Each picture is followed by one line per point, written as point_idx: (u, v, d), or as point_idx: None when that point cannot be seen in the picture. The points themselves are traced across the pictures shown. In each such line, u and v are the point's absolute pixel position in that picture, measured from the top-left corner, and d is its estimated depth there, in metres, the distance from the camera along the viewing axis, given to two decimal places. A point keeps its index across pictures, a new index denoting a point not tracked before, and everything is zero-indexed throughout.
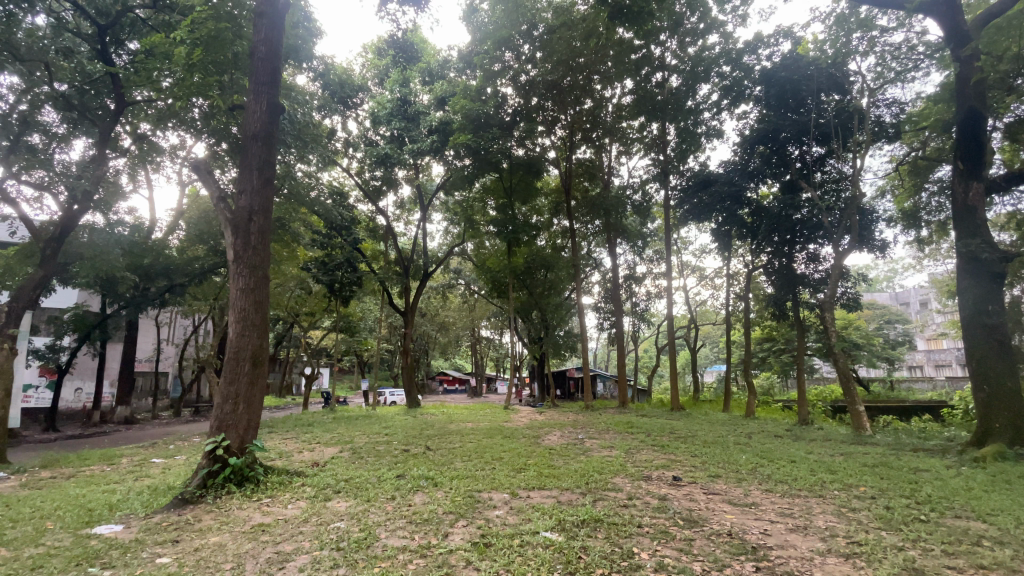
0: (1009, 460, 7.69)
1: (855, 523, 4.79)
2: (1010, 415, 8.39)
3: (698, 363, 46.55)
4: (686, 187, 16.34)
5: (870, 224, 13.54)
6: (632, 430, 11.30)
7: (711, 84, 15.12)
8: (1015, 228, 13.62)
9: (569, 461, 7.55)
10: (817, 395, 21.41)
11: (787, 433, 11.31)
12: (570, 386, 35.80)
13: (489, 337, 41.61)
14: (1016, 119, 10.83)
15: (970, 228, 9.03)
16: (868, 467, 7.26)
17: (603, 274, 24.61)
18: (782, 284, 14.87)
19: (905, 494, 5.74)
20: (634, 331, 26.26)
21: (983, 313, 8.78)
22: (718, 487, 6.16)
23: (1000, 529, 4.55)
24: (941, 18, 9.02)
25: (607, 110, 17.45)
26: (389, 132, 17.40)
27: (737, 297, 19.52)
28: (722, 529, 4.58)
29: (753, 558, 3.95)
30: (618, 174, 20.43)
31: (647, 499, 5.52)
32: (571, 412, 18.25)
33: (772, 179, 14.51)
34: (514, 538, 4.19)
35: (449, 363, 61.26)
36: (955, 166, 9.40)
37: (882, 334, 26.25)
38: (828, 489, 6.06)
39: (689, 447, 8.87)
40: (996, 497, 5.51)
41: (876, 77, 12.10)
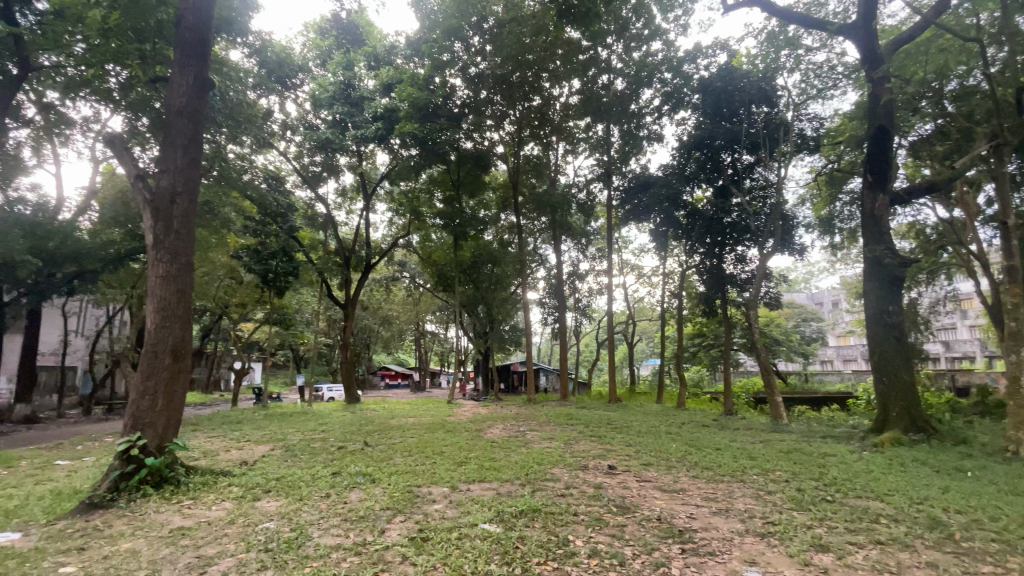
0: (903, 445, 8.60)
1: (771, 505, 5.18)
2: (905, 405, 9.36)
3: (636, 358, 48.17)
4: (628, 188, 16.97)
5: (792, 229, 14.62)
6: (572, 422, 11.61)
7: (654, 89, 15.81)
8: (912, 237, 15.26)
9: (510, 454, 7.61)
10: (742, 388, 22.88)
11: (714, 423, 12.01)
12: (514, 380, 36.19)
13: (434, 332, 41.15)
14: (918, 139, 12.04)
15: (876, 235, 9.96)
16: (783, 452, 7.88)
17: (549, 270, 24.94)
18: (713, 284, 15.71)
19: (814, 477, 6.30)
20: (577, 327, 26.81)
21: (885, 313, 9.72)
22: (650, 475, 6.45)
23: (894, 507, 5.08)
24: (857, 42, 9.85)
25: (555, 108, 17.62)
26: (331, 116, 16.75)
27: (672, 295, 20.46)
28: (653, 515, 4.81)
29: (679, 541, 4.19)
30: (564, 172, 20.70)
31: (584, 488, 5.69)
32: (514, 406, 18.39)
33: (707, 183, 15.26)
34: (453, 531, 4.19)
35: (393, 358, 60.19)
36: (865, 179, 10.29)
37: (800, 332, 28.53)
38: (748, 473, 6.53)
39: (624, 437, 9.23)
40: (892, 478, 6.16)
41: (800, 93, 13.05)
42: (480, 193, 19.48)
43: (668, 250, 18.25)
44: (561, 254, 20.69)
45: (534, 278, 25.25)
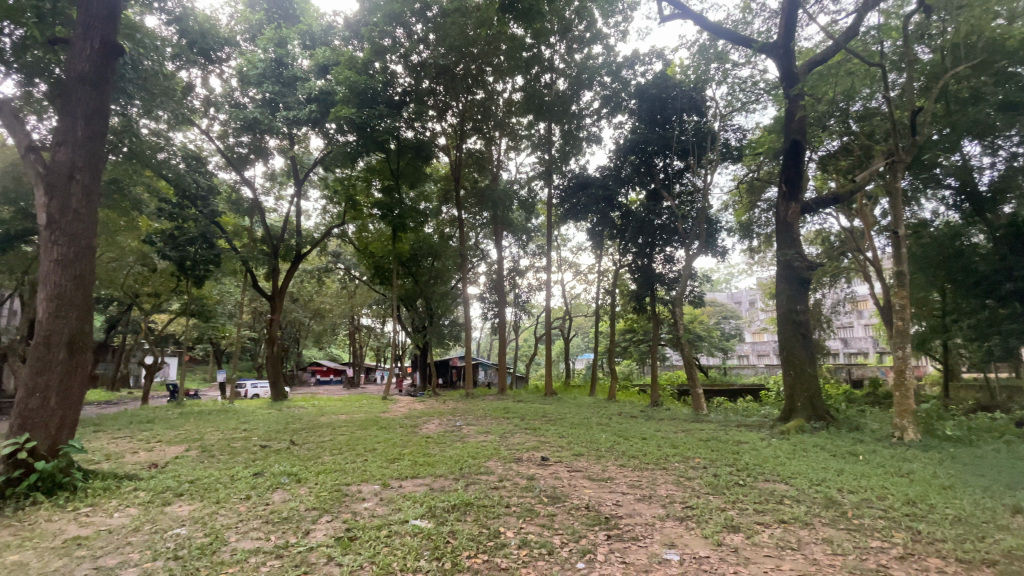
0: (806, 432, 9.47)
1: (690, 490, 5.53)
2: (808, 395, 10.30)
3: (572, 353, 49.40)
4: (568, 187, 17.37)
5: (716, 232, 15.61)
6: (508, 416, 11.75)
7: (593, 92, 16.27)
8: (819, 243, 16.79)
9: (444, 449, 7.58)
10: (669, 381, 24.17)
11: (642, 414, 12.61)
12: (452, 375, 35.96)
13: (369, 326, 40.00)
14: (826, 154, 13.22)
15: (787, 241, 10.84)
16: (702, 441, 8.43)
17: (489, 266, 24.95)
18: (644, 282, 16.44)
19: (729, 462, 6.81)
20: (516, 322, 27.04)
21: (794, 312, 10.62)
22: (580, 465, 6.67)
23: (796, 489, 5.60)
24: (777, 61, 10.62)
25: (497, 104, 17.59)
26: (260, 95, 15.76)
27: (606, 292, 21.19)
28: (581, 503, 4.98)
29: (605, 527, 4.37)
30: (506, 168, 20.75)
31: (516, 480, 5.79)
32: (452, 401, 18.30)
33: (640, 186, 15.97)
34: (382, 529, 4.11)
35: (324, 352, 57.80)
36: (780, 189, 11.17)
37: (721, 329, 30.60)
38: (670, 461, 6.93)
39: (558, 429, 9.47)
40: (794, 462, 6.79)
41: (727, 105, 13.93)
42: (421, 185, 19.12)
43: (604, 248, 18.86)
44: (501, 249, 20.78)
45: (474, 272, 25.16)
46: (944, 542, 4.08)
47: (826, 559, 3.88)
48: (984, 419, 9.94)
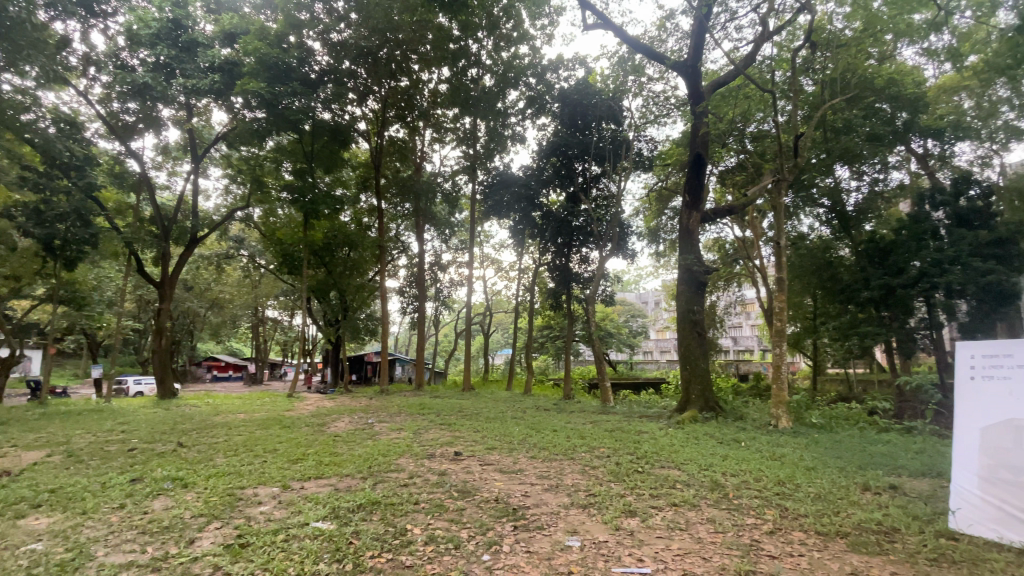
0: (698, 422, 10.37)
1: (594, 478, 5.83)
2: (701, 388, 11.28)
3: (492, 349, 49.72)
4: (491, 184, 17.49)
5: (628, 235, 16.52)
6: (422, 412, 11.60)
7: (519, 91, 16.51)
8: (716, 250, 18.38)
9: (353, 447, 7.32)
10: (581, 375, 25.22)
11: (554, 407, 13.05)
12: (367, 371, 34.68)
13: (276, 318, 37.44)
14: (724, 169, 14.47)
15: (689, 247, 11.72)
16: (607, 431, 8.92)
17: (409, 259, 24.34)
18: (561, 281, 17.00)
19: (630, 451, 7.28)
20: (435, 317, 26.68)
21: (691, 313, 11.52)
22: (493, 458, 6.77)
23: (687, 474, 6.12)
24: (687, 79, 11.43)
25: (422, 93, 17.22)
26: (153, 58, 14.14)
27: (526, 289, 21.58)
28: (491, 496, 5.06)
29: (512, 518, 4.48)
30: (429, 159, 20.37)
31: (426, 476, 5.75)
32: (365, 397, 17.69)
33: (560, 188, 16.43)
34: (278, 533, 3.90)
35: (223, 346, 53.12)
36: (684, 199, 12.07)
37: (629, 327, 32.47)
38: (577, 451, 7.26)
39: (472, 424, 9.53)
40: (686, 450, 7.41)
41: (642, 116, 14.77)
42: (337, 170, 18.24)
43: (524, 246, 19.22)
44: (422, 242, 20.40)
45: (394, 265, 24.45)
46: (805, 518, 4.68)
47: (709, 537, 4.28)
48: (843, 409, 11.49)
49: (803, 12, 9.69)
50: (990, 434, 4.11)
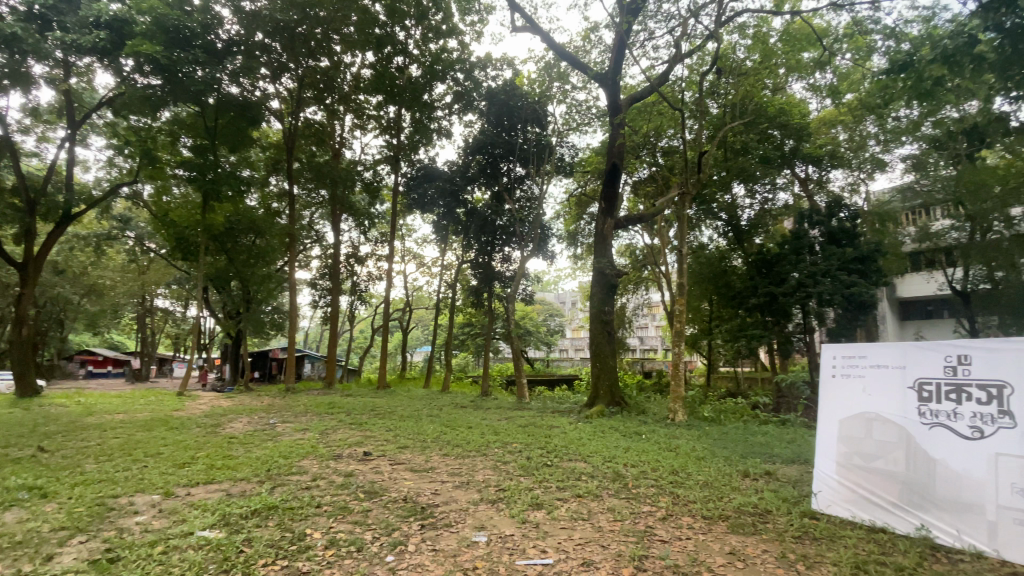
0: (605, 417, 10.96)
1: (504, 473, 5.95)
2: (609, 385, 11.90)
3: (409, 345, 48.54)
4: (414, 176, 17.13)
5: (548, 237, 16.98)
6: (331, 411, 11.09)
7: (446, 86, 16.32)
8: (628, 255, 19.45)
9: (251, 450, 6.83)
10: (499, 372, 25.50)
11: (471, 404, 13.08)
12: (273, 367, 32.36)
13: (168, 308, 33.81)
14: (638, 179, 15.36)
15: (603, 251, 12.28)
16: (520, 427, 9.13)
17: (324, 249, 23.09)
18: (482, 279, 17.05)
19: (540, 445, 7.52)
20: (350, 312, 25.54)
21: (603, 314, 12.09)
22: (404, 457, 6.64)
23: (592, 466, 6.43)
24: (607, 92, 11.93)
25: (344, 77, 16.40)
26: (25, 7, 12.50)
27: (447, 285, 21.36)
28: (399, 496, 4.98)
29: (420, 518, 4.45)
30: (349, 146, 19.48)
31: (332, 478, 5.52)
32: (269, 396, 16.53)
33: (485, 186, 16.43)
34: (156, 545, 3.55)
35: (100, 339, 46.96)
36: (600, 205, 12.64)
37: (547, 326, 33.35)
38: (490, 447, 7.36)
39: (384, 423, 9.28)
40: (592, 443, 7.79)
41: (565, 123, 15.26)
42: (245, 150, 16.84)
43: (447, 243, 19.03)
44: (338, 233, 19.47)
45: (306, 256, 23.09)
46: (693, 504, 5.11)
47: (608, 525, 4.53)
48: (731, 403, 12.68)
49: (711, 39, 10.53)
50: (846, 423, 4.77)
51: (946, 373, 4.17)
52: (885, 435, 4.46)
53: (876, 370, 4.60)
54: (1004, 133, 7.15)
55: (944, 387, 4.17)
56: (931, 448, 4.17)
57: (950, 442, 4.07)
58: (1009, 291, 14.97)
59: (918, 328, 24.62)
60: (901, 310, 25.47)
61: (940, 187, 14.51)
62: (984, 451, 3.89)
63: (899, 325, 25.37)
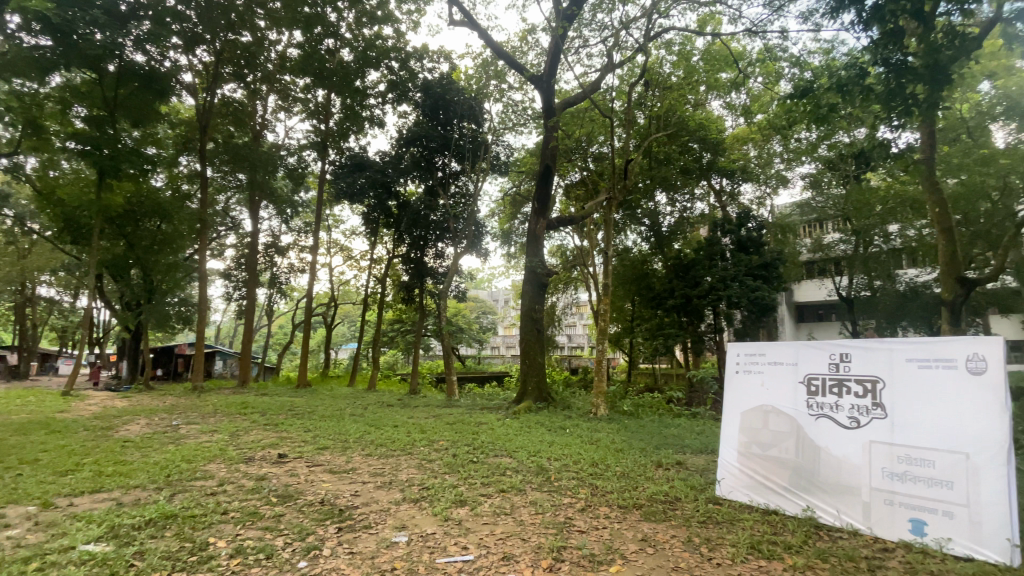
0: (532, 412, 11.18)
1: (429, 471, 5.88)
2: (537, 381, 12.14)
3: (334, 341, 46.40)
4: (342, 165, 16.42)
5: (482, 234, 16.95)
6: (244, 412, 10.37)
7: (380, 74, 15.78)
8: (559, 255, 19.94)
9: (149, 454, 6.23)
10: (429, 369, 25.14)
11: (397, 402, 12.77)
12: (179, 365, 29.65)
13: (52, 298, 29.90)
14: (570, 182, 15.78)
15: (535, 250, 12.46)
16: (448, 424, 9.05)
17: (240, 238, 21.51)
18: (414, 274, 16.70)
19: (467, 442, 7.52)
20: (268, 305, 23.97)
21: (534, 312, 12.28)
22: (323, 459, 6.37)
23: (518, 460, 6.55)
24: (543, 95, 12.13)
25: (268, 55, 15.34)
26: None
27: (376, 280, 20.69)
28: (316, 499, 4.77)
29: (337, 520, 4.29)
30: (272, 129, 18.29)
31: (241, 482, 5.17)
32: (173, 396, 15.14)
33: (419, 180, 16.11)
34: (30, 562, 3.17)
35: None
36: (534, 205, 12.83)
37: (479, 323, 33.38)
38: (416, 445, 7.24)
39: (303, 423, 8.83)
40: (519, 438, 7.90)
41: (501, 122, 15.35)
42: (151, 125, 15.27)
43: (377, 236, 18.45)
44: (257, 221, 18.23)
45: (221, 244, 21.40)
46: (611, 494, 5.35)
47: (529, 518, 4.63)
48: (649, 398, 13.40)
49: (640, 52, 11.02)
50: (747, 415, 5.23)
51: (831, 369, 4.69)
52: (780, 425, 4.93)
53: (773, 366, 5.09)
54: (883, 158, 8.12)
55: (829, 381, 4.67)
56: (816, 437, 4.66)
57: (833, 431, 4.56)
58: (885, 298, 17.08)
59: (811, 329, 27.39)
60: (798, 313, 28.18)
61: (832, 204, 16.25)
62: (861, 438, 4.38)
63: (795, 326, 28.09)
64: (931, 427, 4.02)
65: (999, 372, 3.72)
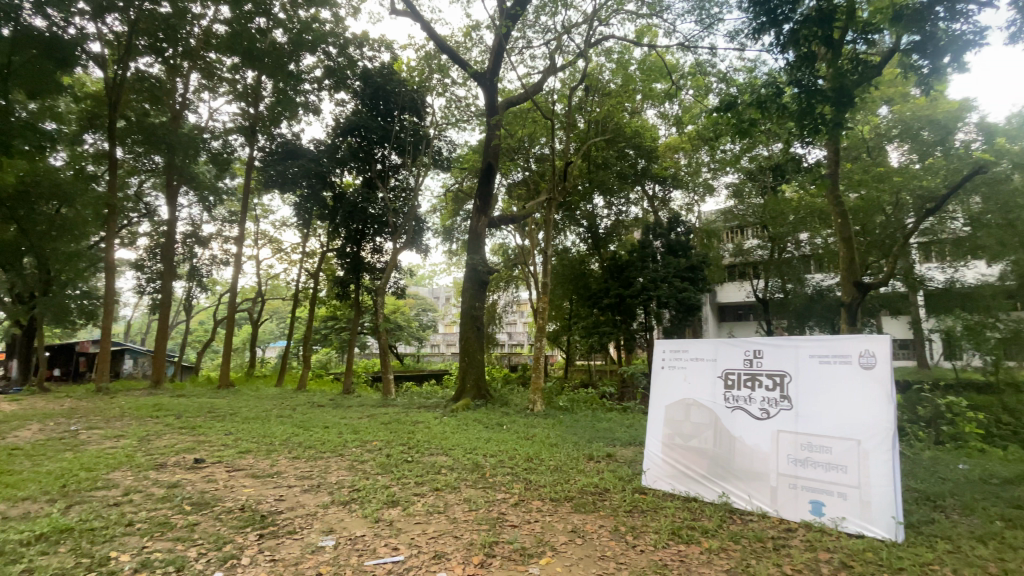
0: (469, 410, 11.16)
1: (360, 473, 5.71)
2: (475, 379, 12.14)
3: (261, 338, 43.68)
4: (273, 152, 15.54)
5: (422, 230, 16.67)
6: (156, 415, 9.54)
7: (317, 59, 15.11)
8: (500, 253, 20.04)
9: (40, 463, 5.59)
10: (364, 368, 24.39)
11: (329, 402, 12.27)
12: (81, 365, 26.78)
13: None
14: (512, 181, 15.91)
15: (477, 246, 12.42)
16: (382, 424, 8.83)
17: (155, 226, 19.77)
18: (349, 269, 16.12)
19: (402, 441, 7.38)
20: (187, 300, 22.21)
21: (474, 309, 12.25)
22: (245, 462, 6.02)
23: (453, 459, 6.52)
24: (486, 92, 12.14)
25: (192, 30, 14.19)
26: None
27: (309, 275, 19.77)
28: (235, 505, 4.50)
29: (258, 527, 4.07)
30: (194, 110, 16.95)
31: (151, 490, 4.77)
32: (71, 399, 13.64)
33: (356, 171, 15.60)
34: None
35: None
36: (475, 203, 12.79)
37: (418, 320, 32.83)
38: (347, 446, 7.00)
39: (224, 426, 8.28)
40: (455, 436, 7.86)
41: (444, 117, 15.19)
42: (50, 97, 13.63)
43: (310, 228, 17.64)
44: (176, 208, 16.83)
45: (133, 232, 19.56)
46: (544, 487, 5.46)
47: (462, 516, 4.63)
48: (584, 394, 13.76)
49: (581, 57, 11.27)
50: (671, 408, 5.54)
51: (745, 364, 5.06)
52: (700, 417, 5.26)
53: (695, 362, 5.42)
54: (796, 171, 8.84)
55: (743, 375, 5.04)
56: (732, 427, 5.01)
57: (746, 421, 4.93)
58: (796, 300, 18.64)
59: (731, 328, 29.34)
60: (720, 313, 30.10)
61: (752, 213, 17.50)
62: (770, 428, 4.76)
63: (717, 325, 29.98)
64: (828, 416, 4.45)
65: (885, 366, 4.19)
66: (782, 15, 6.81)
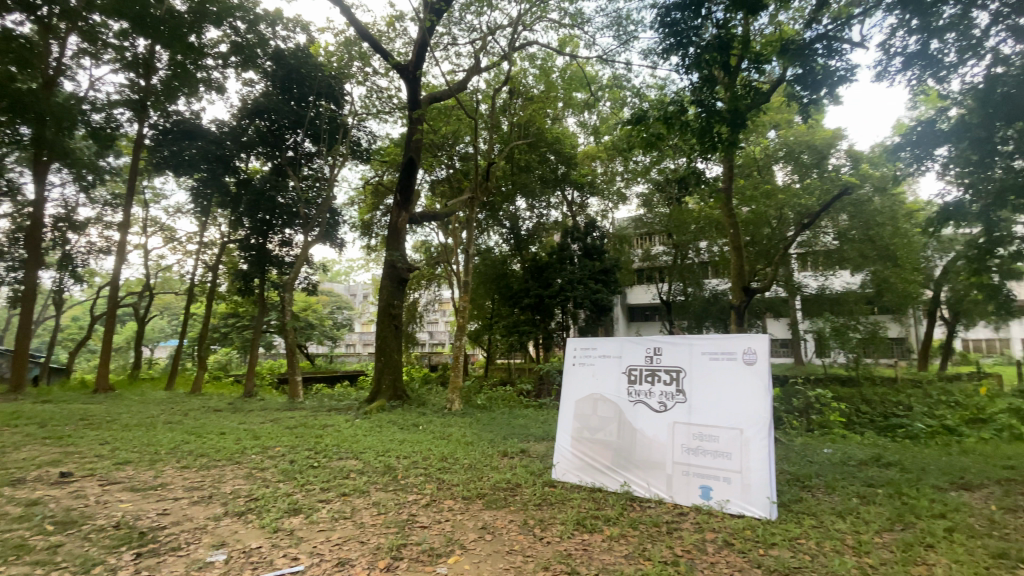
0: (383, 411, 10.88)
1: (259, 481, 5.35)
2: (391, 379, 11.83)
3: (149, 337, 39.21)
4: (165, 130, 13.96)
5: (337, 224, 15.93)
6: (11, 424, 8.23)
7: (222, 33, 13.91)
8: (422, 251, 19.72)
9: None
10: (270, 369, 22.81)
11: (227, 406, 11.31)
12: None
13: None
14: (434, 178, 15.72)
15: (395, 242, 12.08)
16: (287, 429, 8.31)
17: (17, 206, 17.05)
18: (254, 262, 14.98)
19: (308, 446, 7.02)
20: (56, 293, 19.40)
21: (390, 307, 11.90)
22: (122, 475, 5.39)
23: (363, 462, 6.32)
24: (408, 85, 11.86)
25: None
26: None
27: (207, 268, 18.09)
28: (108, 523, 4.03)
29: (135, 546, 3.68)
30: (69, 76, 14.83)
31: (1, 510, 4.13)
32: None
33: (265, 156, 14.70)
34: None
35: None
36: (395, 198, 12.46)
37: (332, 318, 31.36)
38: (246, 454, 6.51)
39: (98, 435, 7.35)
40: (367, 439, 7.60)
41: (364, 107, 14.63)
42: None
43: (210, 217, 16.15)
44: (44, 187, 14.63)
45: None
46: (456, 486, 5.47)
47: (370, 519, 4.50)
48: (502, 392, 13.88)
49: (505, 59, 11.40)
50: (580, 403, 5.80)
51: (647, 360, 5.43)
52: (606, 411, 5.56)
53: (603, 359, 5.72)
54: (697, 184, 9.59)
55: (645, 371, 5.41)
56: (634, 419, 5.35)
57: (646, 414, 5.28)
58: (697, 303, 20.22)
59: (640, 329, 31.16)
60: (630, 313, 31.84)
61: (660, 221, 18.73)
62: (667, 420, 5.14)
63: (628, 325, 31.67)
64: (717, 407, 4.89)
65: (763, 362, 4.69)
66: (687, 38, 7.36)
